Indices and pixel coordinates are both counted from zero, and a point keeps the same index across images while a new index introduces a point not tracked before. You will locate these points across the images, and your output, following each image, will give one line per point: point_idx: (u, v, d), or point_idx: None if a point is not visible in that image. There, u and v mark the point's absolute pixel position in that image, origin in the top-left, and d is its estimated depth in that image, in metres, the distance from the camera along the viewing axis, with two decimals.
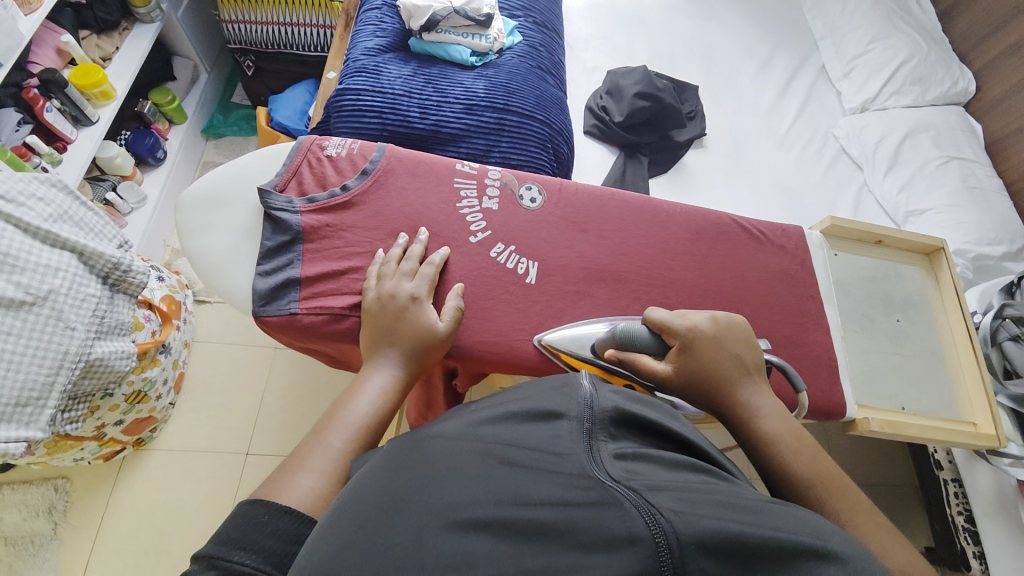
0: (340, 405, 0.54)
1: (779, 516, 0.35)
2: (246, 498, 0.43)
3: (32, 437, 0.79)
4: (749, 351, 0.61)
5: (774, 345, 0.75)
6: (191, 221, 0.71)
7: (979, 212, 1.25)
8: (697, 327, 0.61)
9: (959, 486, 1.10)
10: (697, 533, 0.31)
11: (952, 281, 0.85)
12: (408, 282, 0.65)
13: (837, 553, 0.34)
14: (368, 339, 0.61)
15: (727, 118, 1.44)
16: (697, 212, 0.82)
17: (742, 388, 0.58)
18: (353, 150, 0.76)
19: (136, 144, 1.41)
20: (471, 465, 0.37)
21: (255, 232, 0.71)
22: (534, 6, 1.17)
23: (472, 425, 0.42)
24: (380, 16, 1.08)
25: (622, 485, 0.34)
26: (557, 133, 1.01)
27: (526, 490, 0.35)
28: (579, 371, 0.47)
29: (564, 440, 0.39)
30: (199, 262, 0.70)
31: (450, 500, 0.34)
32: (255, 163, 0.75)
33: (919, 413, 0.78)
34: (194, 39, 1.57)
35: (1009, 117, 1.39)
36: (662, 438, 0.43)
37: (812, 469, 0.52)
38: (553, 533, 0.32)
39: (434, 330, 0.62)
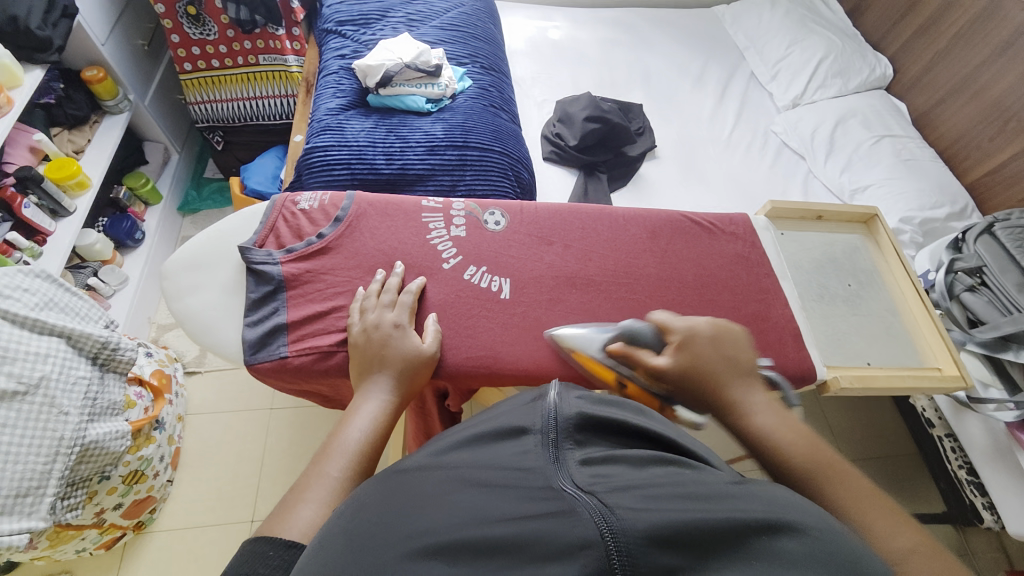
0: (334, 435, 0.55)
1: (736, 497, 0.34)
2: (250, 536, 0.43)
3: (34, 528, 0.78)
4: (744, 354, 0.65)
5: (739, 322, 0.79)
6: (177, 286, 0.74)
7: (918, 180, 1.34)
8: (696, 327, 0.65)
9: (954, 441, 1.14)
10: (647, 527, 0.30)
11: (891, 242, 0.92)
12: (389, 312, 0.69)
13: (799, 526, 0.32)
14: (357, 370, 0.64)
15: (675, 128, 1.54)
16: (651, 213, 0.88)
17: (739, 385, 0.61)
18: (324, 201, 0.81)
19: (113, 229, 1.44)
20: (440, 491, 0.36)
21: (239, 287, 0.75)
22: (479, 53, 1.27)
23: (440, 455, 0.42)
24: (338, 79, 1.15)
25: (584, 491, 0.34)
26: (516, 161, 1.08)
27: (487, 507, 0.34)
28: (547, 383, 0.47)
29: (530, 455, 0.38)
30: (189, 324, 0.73)
31: (413, 529, 0.33)
32: (235, 225, 0.79)
33: (885, 365, 0.82)
34: (162, 123, 1.63)
35: (930, 91, 1.51)
36: (634, 437, 0.43)
37: (807, 457, 0.51)
38: (506, 550, 0.31)
39: (420, 351, 0.66)
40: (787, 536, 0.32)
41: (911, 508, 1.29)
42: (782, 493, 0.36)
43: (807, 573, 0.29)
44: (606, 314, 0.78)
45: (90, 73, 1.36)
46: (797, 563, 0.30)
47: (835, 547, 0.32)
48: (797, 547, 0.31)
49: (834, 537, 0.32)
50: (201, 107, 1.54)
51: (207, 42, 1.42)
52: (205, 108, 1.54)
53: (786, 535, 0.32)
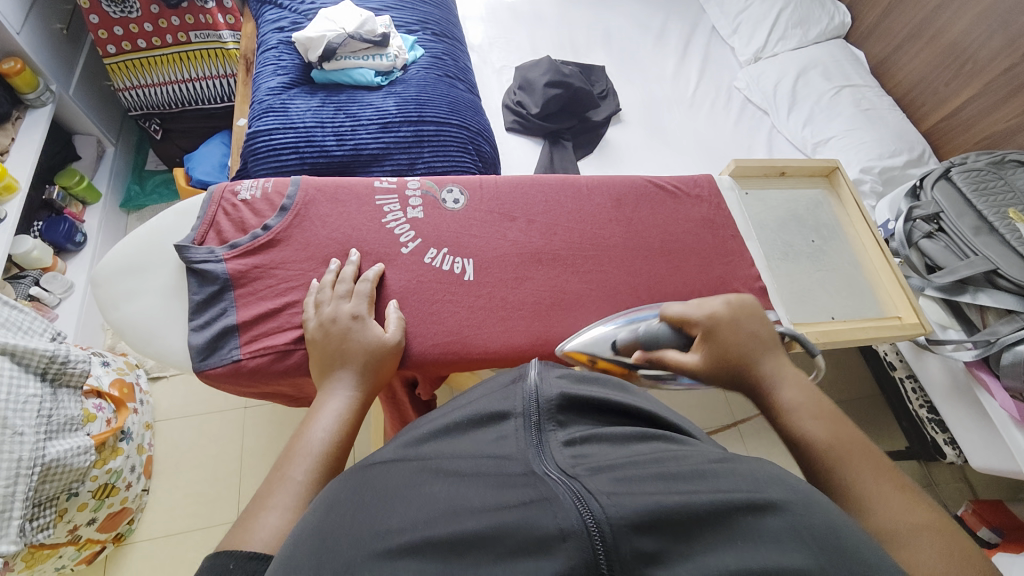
0: (298, 437, 0.53)
1: (717, 475, 0.34)
2: (208, 552, 0.40)
3: (6, 551, 0.80)
4: (765, 324, 0.63)
5: (708, 286, 0.79)
6: (113, 293, 0.69)
7: (877, 129, 1.35)
8: (715, 314, 0.63)
9: (914, 381, 1.20)
10: (629, 513, 0.29)
11: (852, 195, 0.93)
12: (345, 303, 0.66)
13: (779, 503, 0.32)
14: (317, 367, 0.61)
15: (638, 89, 1.51)
16: (616, 180, 0.85)
17: (768, 359, 0.59)
18: (267, 188, 0.75)
19: (50, 233, 1.34)
20: (413, 485, 0.35)
21: (181, 290, 0.70)
22: (429, 18, 1.20)
23: (414, 446, 0.41)
24: (277, 55, 1.07)
25: (566, 476, 0.33)
26: (476, 134, 1.04)
27: (462, 499, 0.33)
28: (528, 363, 0.47)
29: (509, 440, 0.38)
30: (131, 332, 0.68)
31: (387, 526, 0.32)
32: (170, 223, 0.73)
33: (848, 318, 0.83)
34: (91, 114, 1.50)
35: (887, 38, 1.51)
36: (614, 415, 0.42)
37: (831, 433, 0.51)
38: (482, 543, 0.30)
39: (382, 341, 0.64)
40: (770, 515, 0.31)
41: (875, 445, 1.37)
42: (765, 468, 0.36)
43: (792, 551, 0.29)
44: (573, 287, 0.77)
45: (5, 65, 1.22)
46: (781, 541, 0.30)
47: (818, 523, 0.32)
48: (780, 524, 0.31)
49: (815, 513, 0.32)
50: (131, 93, 1.42)
51: (130, 20, 1.30)
52: (136, 94, 1.42)
53: (769, 513, 0.31)
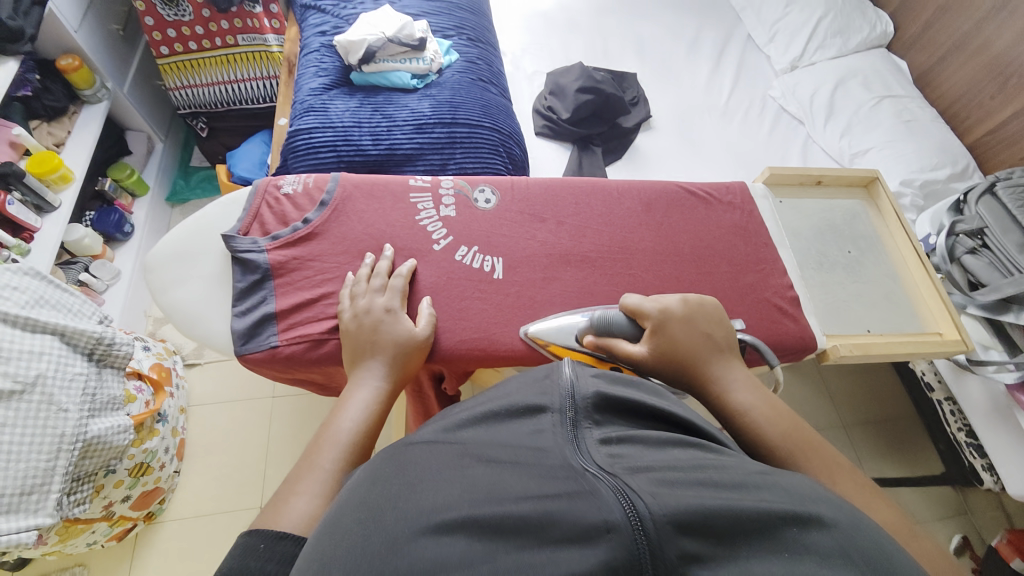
0: (329, 425, 0.55)
1: (762, 489, 0.34)
2: (242, 530, 0.42)
3: (41, 524, 0.87)
4: (718, 327, 0.65)
5: (738, 294, 0.78)
6: (161, 279, 0.73)
7: (919, 141, 1.31)
8: (668, 308, 0.64)
9: (954, 404, 1.15)
10: (673, 512, 0.30)
11: (891, 206, 0.90)
12: (380, 296, 0.68)
13: (824, 519, 0.32)
14: (349, 356, 0.64)
15: (670, 97, 1.51)
16: (647, 185, 0.85)
17: (715, 364, 0.61)
18: (308, 184, 0.78)
19: (101, 223, 1.42)
20: (453, 468, 0.37)
21: (225, 277, 0.73)
22: (465, 24, 1.22)
23: (451, 431, 0.42)
24: (319, 58, 1.11)
25: (603, 471, 0.34)
26: (507, 137, 1.05)
27: (503, 485, 0.34)
28: (562, 361, 0.49)
29: (546, 433, 0.39)
30: (176, 316, 0.72)
31: (431, 504, 0.33)
32: (216, 213, 0.77)
33: (885, 332, 0.81)
34: (143, 111, 1.59)
35: (931, 49, 1.46)
36: (647, 418, 0.43)
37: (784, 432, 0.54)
38: (527, 529, 0.31)
39: (413, 336, 0.65)
40: (815, 530, 0.31)
41: (911, 470, 1.32)
42: (808, 488, 0.36)
43: (839, 567, 0.29)
44: (601, 291, 0.77)
45: (64, 62, 1.31)
46: (827, 556, 0.29)
47: (864, 542, 0.31)
48: (828, 541, 0.31)
49: (863, 535, 0.32)
50: (181, 93, 1.49)
51: (182, 23, 1.36)
52: (186, 93, 1.49)
53: (813, 527, 0.31)
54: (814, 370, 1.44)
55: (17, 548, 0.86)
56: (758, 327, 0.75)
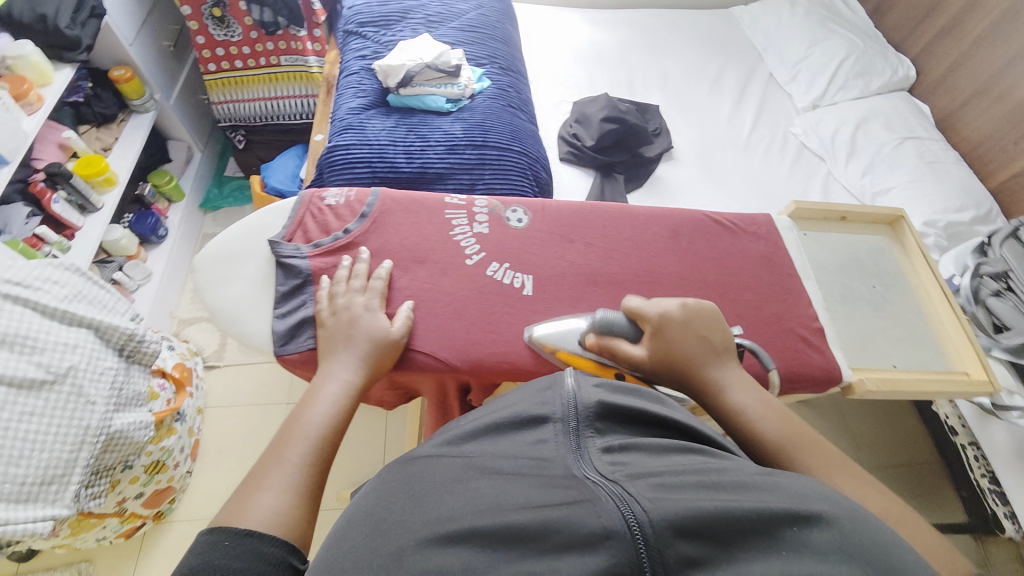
0: (297, 419, 0.58)
1: (761, 488, 0.35)
2: (205, 527, 0.45)
3: (56, 515, 0.88)
4: (717, 331, 0.67)
5: (763, 323, 0.78)
6: (207, 278, 0.76)
7: (942, 182, 1.32)
8: (668, 313, 0.66)
9: (977, 449, 1.11)
10: (669, 516, 0.31)
11: (917, 244, 0.91)
12: (360, 296, 0.71)
13: (825, 517, 0.33)
14: (323, 350, 0.67)
15: (693, 129, 1.55)
16: (674, 213, 0.87)
17: (713, 368, 0.64)
18: (350, 197, 0.82)
19: (138, 225, 1.48)
20: (459, 480, 0.39)
21: (269, 280, 0.76)
22: (497, 54, 1.28)
23: (459, 444, 0.45)
24: (359, 79, 1.17)
25: (605, 479, 0.36)
26: (534, 161, 1.09)
27: (507, 495, 0.36)
28: (564, 370, 0.50)
29: (549, 444, 0.41)
30: (218, 316, 0.74)
31: (437, 515, 0.36)
32: (263, 220, 0.80)
33: (912, 369, 0.80)
34: (186, 122, 1.67)
35: (953, 94, 1.48)
36: (650, 426, 0.45)
37: (781, 430, 0.57)
38: (529, 536, 0.33)
39: (387, 334, 0.68)
40: (816, 527, 0.32)
41: (931, 516, 1.27)
42: (806, 486, 0.37)
43: (839, 564, 0.30)
44: None
45: (117, 73, 1.38)
46: (829, 556, 0.30)
47: (863, 537, 0.32)
48: (826, 538, 0.31)
49: (866, 532, 0.32)
50: (223, 107, 1.57)
51: (231, 43, 1.46)
52: (228, 107, 1.57)
53: (816, 526, 0.32)
54: (831, 406, 1.42)
55: (31, 537, 0.86)
56: (784, 357, 0.75)
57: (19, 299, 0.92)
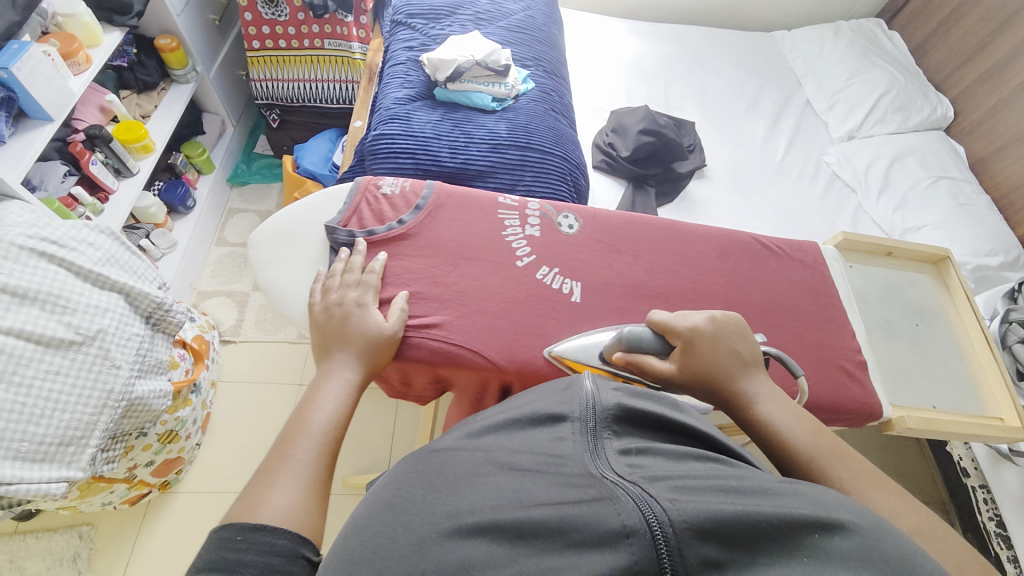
0: (300, 416, 0.57)
1: (780, 494, 0.35)
2: (215, 526, 0.44)
3: (71, 477, 0.87)
4: (745, 343, 0.66)
5: (805, 351, 0.78)
6: (264, 256, 0.77)
7: (974, 226, 1.32)
8: (698, 328, 0.65)
9: (987, 492, 1.11)
10: (691, 518, 0.32)
11: (961, 286, 0.91)
12: (353, 290, 0.70)
13: (849, 525, 0.32)
14: (318, 347, 0.65)
15: (727, 149, 1.55)
16: (721, 233, 0.87)
17: (743, 379, 0.63)
18: (406, 188, 0.82)
19: (168, 193, 1.48)
20: (477, 474, 0.39)
21: (321, 264, 0.76)
22: (542, 57, 1.29)
23: (475, 437, 0.45)
24: (405, 71, 1.17)
25: (623, 479, 0.36)
26: (575, 167, 1.09)
27: (526, 492, 0.37)
28: (581, 373, 0.50)
29: (566, 441, 0.41)
30: (272, 294, 0.75)
31: (455, 509, 0.36)
32: (318, 203, 0.81)
33: (950, 410, 0.81)
34: (223, 96, 1.67)
35: (990, 137, 1.48)
36: (668, 433, 0.44)
37: (811, 440, 0.56)
38: (549, 532, 0.33)
39: (380, 329, 0.67)
40: (837, 535, 0.32)
41: None
42: (829, 495, 0.36)
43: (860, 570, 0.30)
44: None
45: (163, 41, 1.39)
46: (849, 561, 0.30)
47: (889, 547, 0.31)
48: (848, 545, 0.31)
49: (890, 540, 0.32)
50: (262, 85, 1.58)
51: (277, 22, 1.46)
52: (267, 86, 1.57)
53: (837, 533, 0.32)
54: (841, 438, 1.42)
55: (44, 497, 0.85)
56: (827, 387, 0.75)
57: (53, 257, 0.92)
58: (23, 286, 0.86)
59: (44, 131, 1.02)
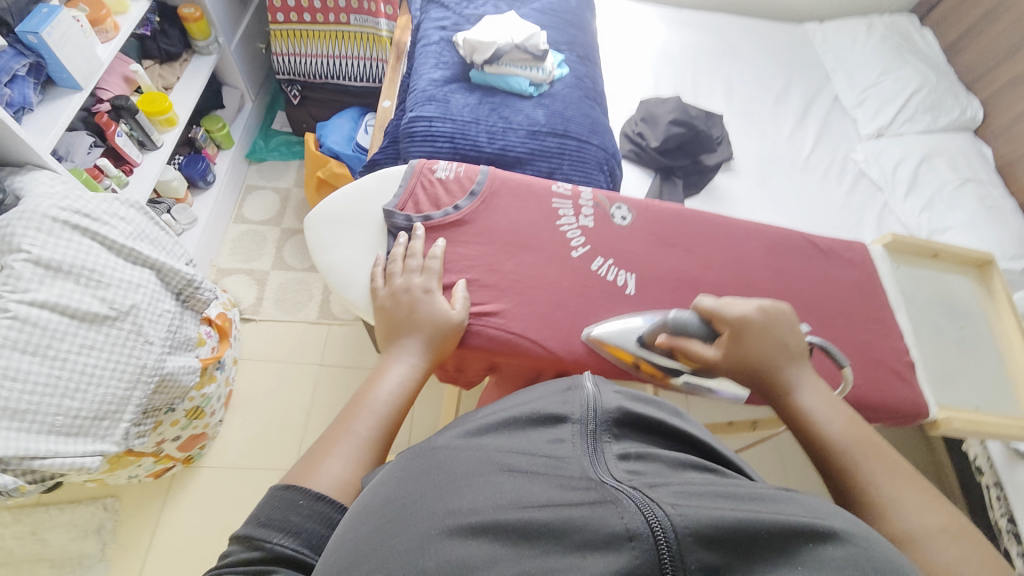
0: (365, 392, 0.59)
1: (777, 500, 0.34)
2: (281, 483, 0.47)
3: (105, 451, 0.87)
4: (795, 335, 0.67)
5: (855, 350, 0.79)
6: (323, 238, 0.77)
7: (1001, 229, 1.32)
8: (748, 317, 0.66)
9: (1001, 490, 1.13)
10: (694, 524, 0.30)
11: (1003, 290, 0.92)
12: (417, 276, 0.71)
13: (840, 533, 0.32)
14: (386, 332, 0.67)
15: (754, 143, 1.53)
16: (772, 229, 0.87)
17: (788, 368, 0.64)
18: (460, 172, 0.82)
19: (189, 168, 1.47)
20: (475, 470, 0.37)
21: (379, 246, 0.77)
22: (576, 41, 1.26)
23: (470, 434, 0.43)
24: (439, 50, 1.15)
25: (623, 483, 0.34)
26: (612, 157, 1.08)
27: (524, 491, 0.35)
28: (583, 373, 0.49)
29: (565, 443, 0.40)
30: (332, 276, 0.75)
31: (454, 506, 0.34)
32: (373, 185, 0.81)
33: (992, 412, 0.82)
34: (243, 70, 1.64)
35: (1018, 142, 1.48)
36: (664, 438, 0.43)
37: (849, 433, 0.57)
38: (549, 534, 0.32)
39: (447, 317, 0.68)
40: (832, 543, 0.31)
41: None
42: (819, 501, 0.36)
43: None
44: None
45: (187, 11, 1.35)
46: (842, 570, 0.29)
47: (878, 555, 0.31)
48: (842, 554, 0.30)
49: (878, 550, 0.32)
50: (284, 59, 1.54)
51: None
52: (289, 61, 1.54)
53: (831, 542, 0.31)
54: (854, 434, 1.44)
55: (78, 471, 0.86)
56: (876, 386, 0.76)
57: (86, 231, 0.90)
58: (56, 259, 0.85)
59: (72, 101, 1.00)
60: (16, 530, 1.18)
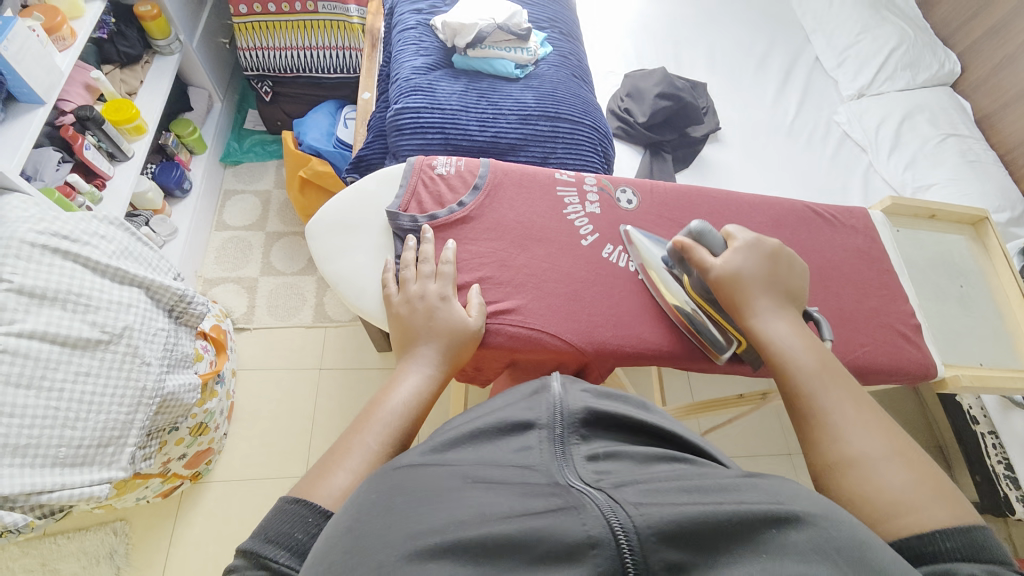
0: (379, 401, 0.58)
1: (741, 489, 0.35)
2: (289, 496, 0.46)
3: (115, 478, 0.85)
4: (794, 276, 0.69)
5: (866, 317, 0.80)
6: (328, 246, 0.77)
7: (983, 182, 1.35)
8: (758, 241, 0.69)
9: (996, 438, 1.21)
10: (655, 523, 0.30)
11: (998, 246, 0.95)
12: (432, 283, 0.69)
13: (802, 516, 0.32)
14: (403, 342, 0.66)
15: (740, 111, 1.53)
16: (776, 202, 0.87)
17: (776, 301, 0.66)
18: (461, 167, 0.81)
19: (162, 176, 1.40)
20: (443, 489, 0.36)
21: (386, 250, 0.76)
22: (558, 17, 1.22)
23: (436, 451, 0.42)
24: (418, 36, 1.10)
25: (589, 486, 0.34)
26: (604, 137, 1.06)
27: (490, 504, 0.33)
28: (550, 375, 0.49)
29: (533, 451, 0.39)
30: (340, 285, 0.75)
31: (416, 527, 0.32)
32: (374, 188, 0.80)
33: (995, 367, 0.85)
34: (209, 69, 1.56)
35: (996, 94, 1.49)
36: (627, 429, 0.43)
37: (818, 370, 0.59)
38: (515, 548, 0.30)
39: (466, 325, 0.66)
40: (793, 528, 0.32)
41: None
42: (785, 484, 0.36)
43: (816, 562, 0.30)
44: None
45: (143, 9, 1.27)
46: (805, 554, 0.30)
47: (842, 535, 0.32)
48: (804, 538, 0.31)
49: (839, 526, 0.32)
50: (252, 54, 1.47)
51: None
52: (256, 55, 1.47)
53: (791, 526, 0.32)
54: None
55: (87, 501, 0.83)
56: (887, 351, 0.78)
57: (68, 254, 0.86)
58: (39, 285, 0.81)
59: (37, 116, 0.94)
60: (25, 563, 1.16)
